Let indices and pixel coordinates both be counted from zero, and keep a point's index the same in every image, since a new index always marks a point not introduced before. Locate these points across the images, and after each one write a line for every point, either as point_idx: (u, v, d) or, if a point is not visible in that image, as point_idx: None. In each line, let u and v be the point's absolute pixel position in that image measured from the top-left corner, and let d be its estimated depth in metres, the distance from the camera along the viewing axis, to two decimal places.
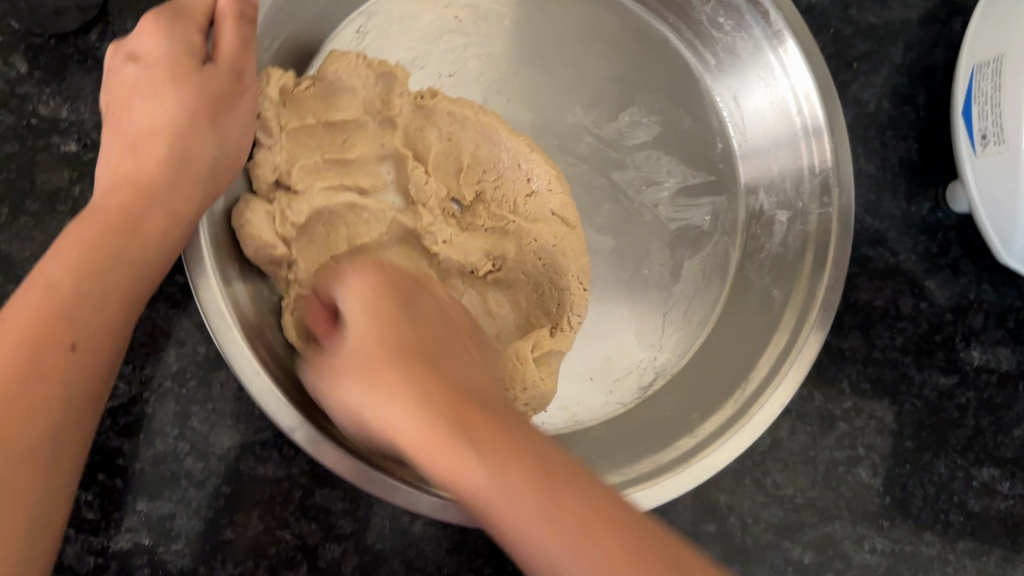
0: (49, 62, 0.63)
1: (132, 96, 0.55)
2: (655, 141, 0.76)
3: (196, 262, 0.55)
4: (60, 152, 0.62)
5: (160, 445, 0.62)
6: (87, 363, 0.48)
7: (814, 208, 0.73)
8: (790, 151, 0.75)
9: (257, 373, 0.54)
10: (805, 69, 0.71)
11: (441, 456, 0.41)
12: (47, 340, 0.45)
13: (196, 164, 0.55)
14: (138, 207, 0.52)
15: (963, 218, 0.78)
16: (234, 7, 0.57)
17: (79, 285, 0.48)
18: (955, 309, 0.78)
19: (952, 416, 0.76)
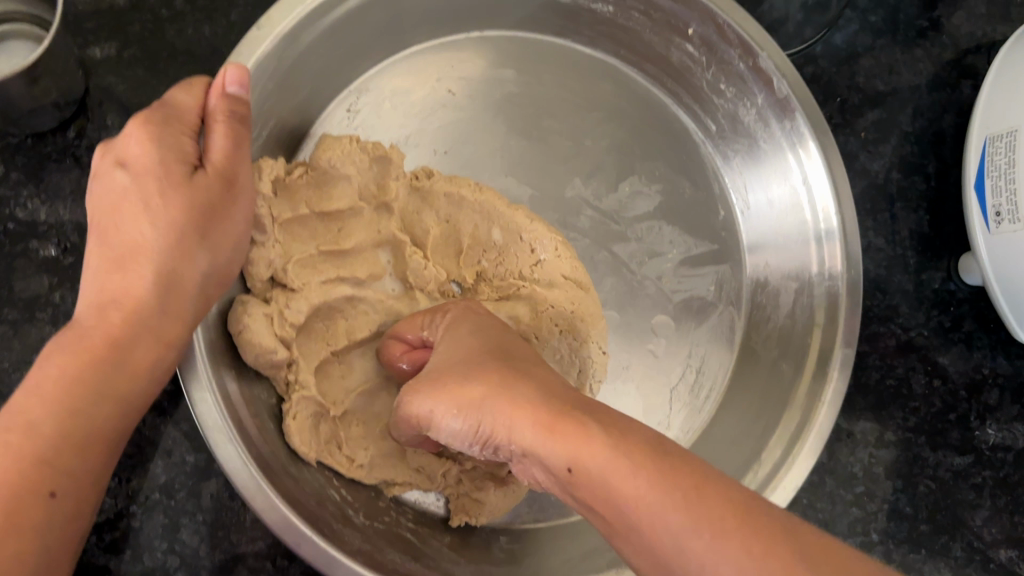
0: (26, 162, 0.60)
1: (122, 209, 0.48)
2: (657, 211, 0.74)
3: (194, 379, 0.50)
4: (39, 257, 0.60)
5: (149, 561, 0.60)
6: (67, 516, 0.42)
7: (820, 285, 0.69)
8: (798, 232, 0.72)
9: (258, 488, 0.49)
10: (818, 156, 0.68)
11: (529, 424, 0.41)
12: (22, 498, 0.40)
13: (185, 285, 0.48)
14: (125, 334, 0.46)
15: (975, 290, 0.76)
16: (229, 105, 0.50)
17: (71, 426, 0.43)
18: (969, 385, 0.75)
19: (968, 497, 0.74)
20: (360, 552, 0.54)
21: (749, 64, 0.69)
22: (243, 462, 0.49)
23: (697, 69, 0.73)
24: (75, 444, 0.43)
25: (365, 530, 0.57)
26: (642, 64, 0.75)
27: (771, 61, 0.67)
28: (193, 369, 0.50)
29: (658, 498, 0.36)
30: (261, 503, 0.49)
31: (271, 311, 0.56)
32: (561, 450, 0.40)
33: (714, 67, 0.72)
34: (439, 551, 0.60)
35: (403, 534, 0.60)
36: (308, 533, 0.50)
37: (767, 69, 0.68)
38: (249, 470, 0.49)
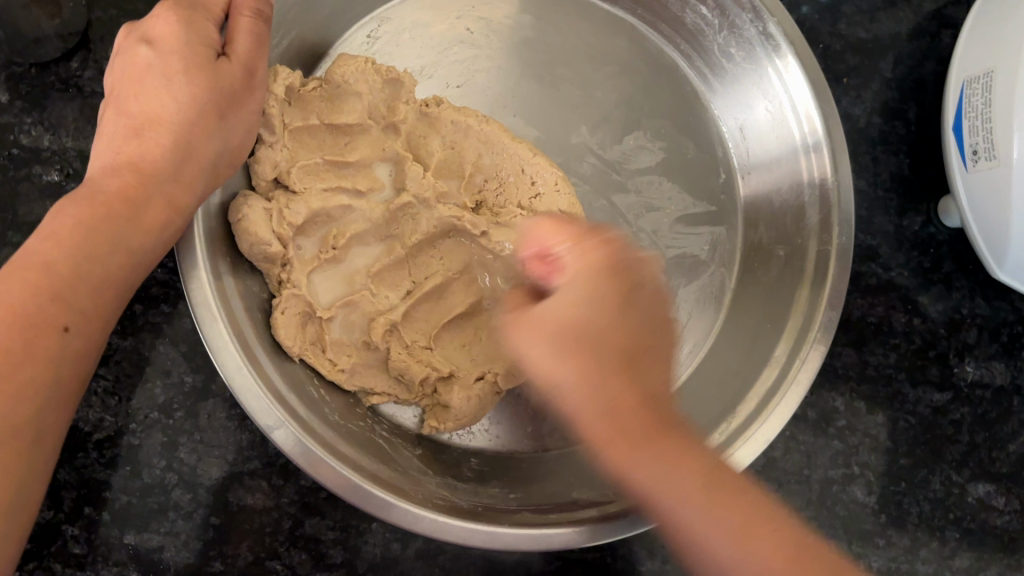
0: (30, 91, 0.62)
1: (145, 80, 0.54)
2: (657, 167, 0.74)
3: (190, 259, 0.56)
4: (42, 182, 0.61)
5: (148, 477, 0.62)
6: (76, 346, 0.48)
7: (813, 244, 0.68)
8: (793, 184, 0.71)
9: (236, 364, 0.54)
10: (804, 83, 0.68)
11: (710, 509, 0.44)
12: (41, 327, 0.46)
13: (196, 156, 0.54)
14: (145, 193, 0.52)
15: (954, 232, 0.78)
16: (252, 5, 0.57)
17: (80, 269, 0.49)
18: (949, 324, 0.77)
19: (947, 432, 0.76)
20: (328, 443, 0.57)
21: (758, 29, 0.69)
22: (223, 334, 0.54)
23: (709, 31, 0.73)
24: (90, 284, 0.49)
25: (340, 429, 0.61)
26: (656, 22, 0.76)
27: (763, 0, 0.67)
28: (191, 252, 0.56)
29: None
30: (233, 375, 0.54)
31: (271, 206, 0.62)
32: (678, 490, 0.44)
33: (725, 31, 0.72)
34: (407, 459, 0.64)
35: (376, 441, 0.64)
36: (278, 418, 0.54)
37: (774, 35, 0.68)
38: (229, 344, 0.54)
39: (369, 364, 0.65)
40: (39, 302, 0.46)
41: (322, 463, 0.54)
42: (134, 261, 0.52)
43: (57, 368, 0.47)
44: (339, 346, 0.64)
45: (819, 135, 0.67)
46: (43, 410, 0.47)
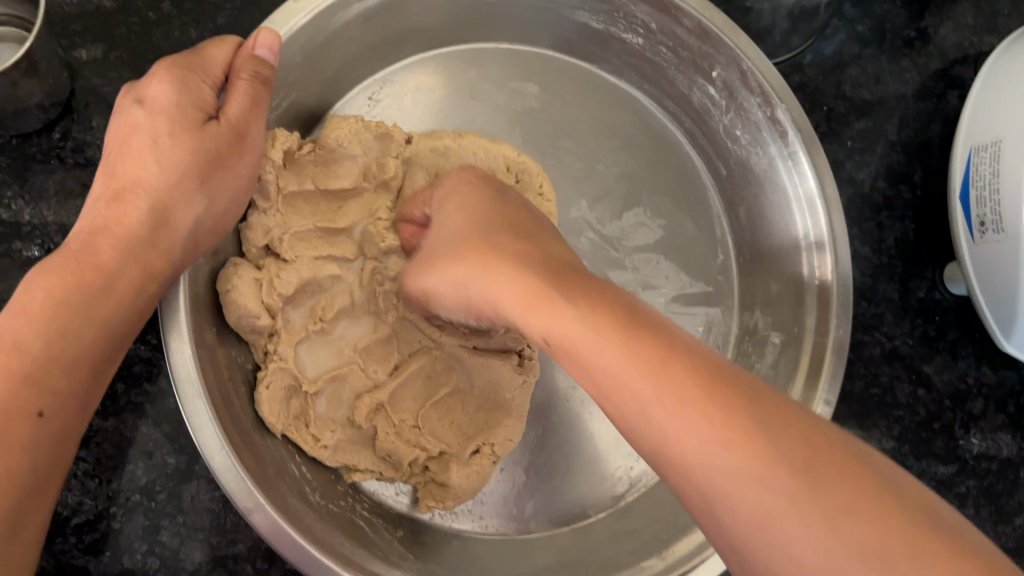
0: (11, 163, 0.60)
1: (133, 141, 0.53)
2: (654, 245, 0.73)
3: (174, 329, 0.54)
4: (22, 258, 0.60)
5: (128, 561, 0.60)
6: (53, 431, 0.47)
7: (809, 336, 0.65)
8: (791, 271, 0.69)
9: (217, 446, 0.52)
10: (809, 172, 0.65)
11: (711, 419, 0.35)
12: (15, 412, 0.44)
13: (176, 222, 0.54)
14: (120, 260, 0.51)
15: (960, 299, 0.76)
16: (252, 66, 0.56)
17: (55, 347, 0.47)
18: (954, 394, 0.75)
19: (952, 506, 0.74)
20: (309, 530, 0.56)
21: (765, 113, 0.67)
22: (204, 412, 0.52)
23: (716, 112, 0.72)
24: (66, 364, 0.47)
25: (321, 510, 0.59)
26: (663, 98, 0.75)
27: (771, 84, 0.64)
28: (174, 321, 0.54)
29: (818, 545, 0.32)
30: (214, 456, 0.52)
31: (260, 276, 0.60)
32: (693, 438, 0.35)
33: (732, 112, 0.70)
34: (388, 542, 0.61)
35: (356, 519, 0.62)
36: (260, 503, 0.53)
37: (782, 120, 0.66)
38: (211, 423, 0.52)
39: (353, 441, 0.63)
40: (13, 387, 0.45)
41: (303, 550, 0.53)
42: (112, 336, 0.50)
43: (31, 454, 0.45)
44: (323, 422, 0.62)
45: (821, 226, 0.65)
46: (19, 499, 0.45)
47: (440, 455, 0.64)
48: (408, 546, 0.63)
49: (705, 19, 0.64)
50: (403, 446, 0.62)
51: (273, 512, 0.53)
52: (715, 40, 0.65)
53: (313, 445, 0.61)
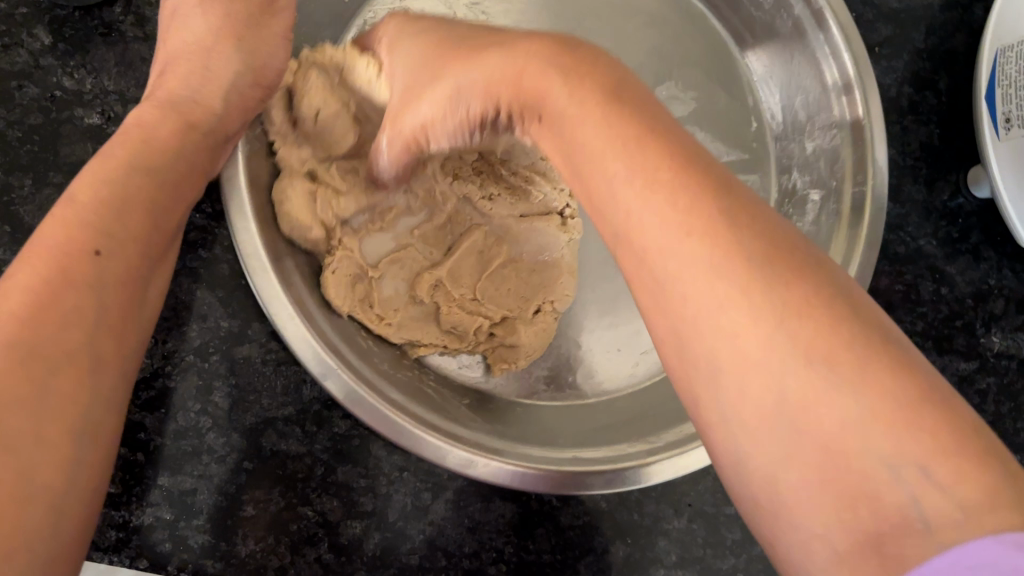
0: (73, 34, 0.62)
1: (171, 24, 0.59)
2: (690, 117, 0.78)
3: (237, 207, 0.56)
4: (84, 125, 0.62)
5: (182, 419, 0.62)
6: (115, 274, 0.43)
7: (848, 187, 0.68)
8: (826, 129, 0.72)
9: (291, 318, 0.55)
10: (836, 33, 0.67)
11: (669, 192, 0.37)
12: (71, 249, 0.42)
13: (218, 77, 0.58)
14: (158, 116, 0.53)
15: (983, 203, 0.78)
16: None
17: (103, 193, 0.45)
18: (976, 294, 0.78)
19: (972, 401, 0.76)
20: (381, 390, 0.57)
21: None
22: (274, 285, 0.55)
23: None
24: (117, 208, 0.45)
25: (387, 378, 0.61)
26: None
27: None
28: (237, 199, 0.56)
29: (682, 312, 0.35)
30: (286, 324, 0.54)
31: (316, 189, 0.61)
32: (654, 214, 0.36)
33: None
34: (457, 408, 0.64)
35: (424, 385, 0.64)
36: (333, 366, 0.54)
37: None
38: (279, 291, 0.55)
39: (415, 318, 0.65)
40: (63, 228, 0.42)
41: (376, 410, 0.55)
42: (164, 187, 0.49)
43: (96, 289, 0.42)
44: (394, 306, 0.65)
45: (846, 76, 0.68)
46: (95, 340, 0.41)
47: (504, 319, 0.68)
48: (477, 411, 0.65)
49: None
50: (466, 316, 0.66)
51: (344, 374, 0.55)
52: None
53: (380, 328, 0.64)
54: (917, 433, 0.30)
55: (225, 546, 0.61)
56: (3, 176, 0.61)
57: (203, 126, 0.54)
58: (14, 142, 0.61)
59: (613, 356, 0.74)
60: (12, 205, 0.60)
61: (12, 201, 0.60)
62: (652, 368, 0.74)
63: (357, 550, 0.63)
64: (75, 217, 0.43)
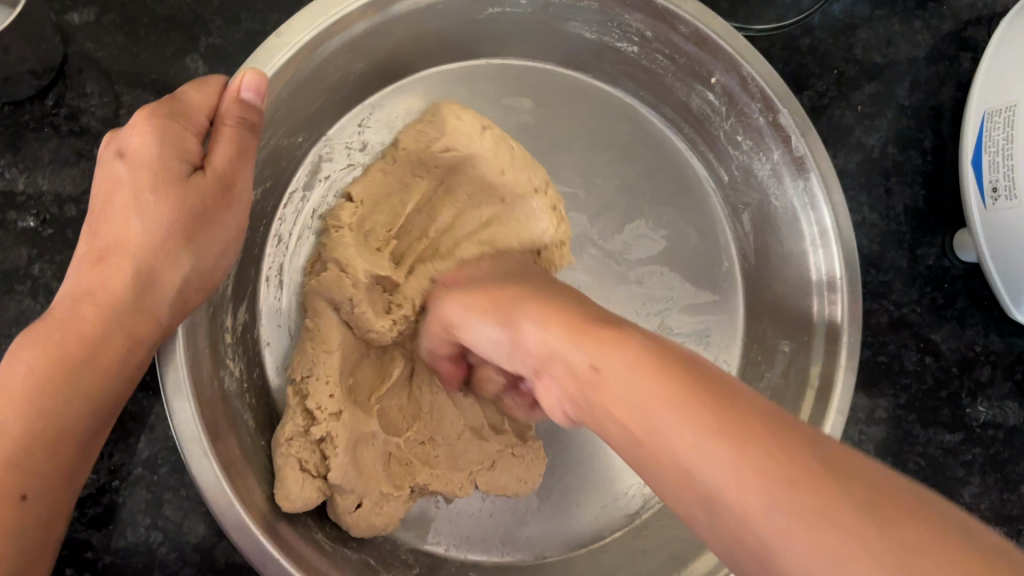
0: (3, 130, 0.59)
1: (116, 200, 0.53)
2: (660, 257, 0.72)
3: (174, 386, 0.52)
4: (17, 227, 0.58)
5: (131, 536, 0.59)
6: (39, 508, 0.47)
7: (819, 351, 0.64)
8: (800, 291, 0.67)
9: (243, 521, 0.52)
10: (825, 205, 0.63)
11: (680, 401, 0.34)
12: (4, 500, 0.45)
13: (163, 284, 0.54)
14: (105, 326, 0.51)
15: (970, 266, 0.75)
16: (237, 111, 0.55)
17: (40, 425, 0.47)
18: (962, 362, 0.75)
19: (957, 475, 0.74)
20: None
21: (767, 119, 0.65)
22: (212, 471, 0.51)
23: (716, 117, 0.70)
24: (50, 440, 0.47)
25: (333, 558, 0.58)
26: (659, 104, 0.74)
27: (791, 117, 0.63)
28: (175, 374, 0.53)
29: (672, 416, 0.34)
30: (226, 513, 0.52)
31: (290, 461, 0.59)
32: (587, 351, 0.40)
33: (733, 118, 0.69)
34: None
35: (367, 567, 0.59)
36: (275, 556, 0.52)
37: (784, 126, 0.64)
38: (219, 481, 0.52)
39: (380, 473, 0.61)
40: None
41: None
42: (101, 397, 0.51)
43: (21, 537, 0.46)
44: (362, 476, 0.60)
45: (833, 265, 0.63)
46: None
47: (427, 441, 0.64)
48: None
49: (702, 24, 0.62)
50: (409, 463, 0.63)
51: (285, 562, 0.53)
52: (714, 46, 0.64)
53: (322, 487, 0.59)
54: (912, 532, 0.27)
55: None
56: None
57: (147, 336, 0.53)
58: None
59: (571, 512, 0.69)
60: None
61: None
62: (610, 529, 0.69)
63: None
64: (11, 459, 0.45)
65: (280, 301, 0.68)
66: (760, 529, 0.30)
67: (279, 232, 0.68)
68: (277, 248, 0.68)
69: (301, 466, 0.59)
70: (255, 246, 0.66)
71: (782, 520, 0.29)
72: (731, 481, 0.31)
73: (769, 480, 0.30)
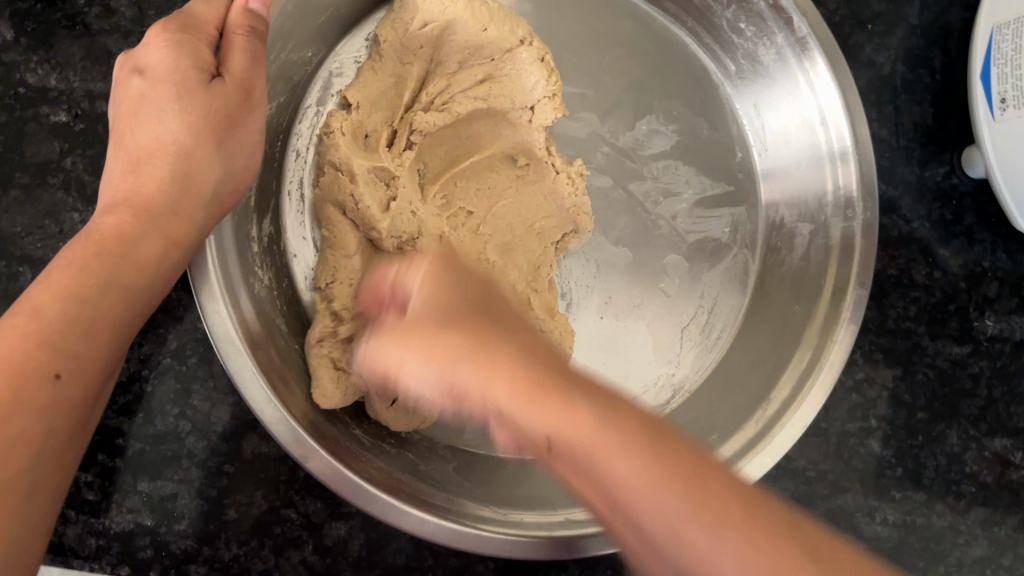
0: (36, 28, 0.60)
1: (141, 111, 0.53)
2: (673, 150, 0.74)
3: (207, 291, 0.53)
4: (50, 122, 0.60)
5: (161, 424, 0.61)
6: (68, 395, 0.45)
7: (837, 223, 0.69)
8: (814, 170, 0.72)
9: (284, 419, 0.52)
10: (830, 80, 0.68)
11: (506, 381, 0.42)
12: (31, 374, 0.43)
13: (195, 187, 0.53)
14: (137, 227, 0.50)
15: (978, 183, 0.77)
16: (246, 21, 0.55)
17: (71, 310, 0.46)
18: (969, 277, 0.76)
19: (965, 386, 0.75)
20: (367, 471, 0.56)
21: (768, 3, 0.68)
22: (248, 370, 0.52)
23: (718, 8, 0.72)
24: (87, 325, 0.46)
25: (373, 451, 0.59)
26: (662, 1, 0.75)
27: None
28: (206, 278, 0.54)
29: (585, 419, 0.39)
30: (264, 410, 0.52)
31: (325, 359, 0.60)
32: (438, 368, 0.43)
33: (734, 6, 0.71)
34: (443, 473, 0.62)
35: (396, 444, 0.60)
36: (312, 448, 0.52)
37: (785, 7, 0.67)
38: (256, 380, 0.52)
39: None
40: (26, 348, 0.43)
41: (364, 491, 0.53)
42: (132, 297, 0.50)
43: (47, 419, 0.44)
44: None
45: (845, 139, 0.68)
46: (35, 467, 0.44)
47: None
48: (465, 474, 0.64)
49: None
50: None
51: (326, 456, 0.52)
52: None
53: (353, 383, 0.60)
54: (768, 533, 0.35)
55: (207, 551, 0.61)
56: None
57: (185, 240, 0.53)
58: None
59: None
60: None
61: None
62: None
63: (340, 552, 0.63)
64: (39, 336, 0.44)
65: (302, 215, 0.69)
66: (643, 509, 0.36)
67: (296, 146, 0.69)
68: (295, 163, 0.69)
69: (333, 363, 0.60)
70: (275, 161, 0.67)
71: (694, 512, 0.35)
72: (631, 483, 0.37)
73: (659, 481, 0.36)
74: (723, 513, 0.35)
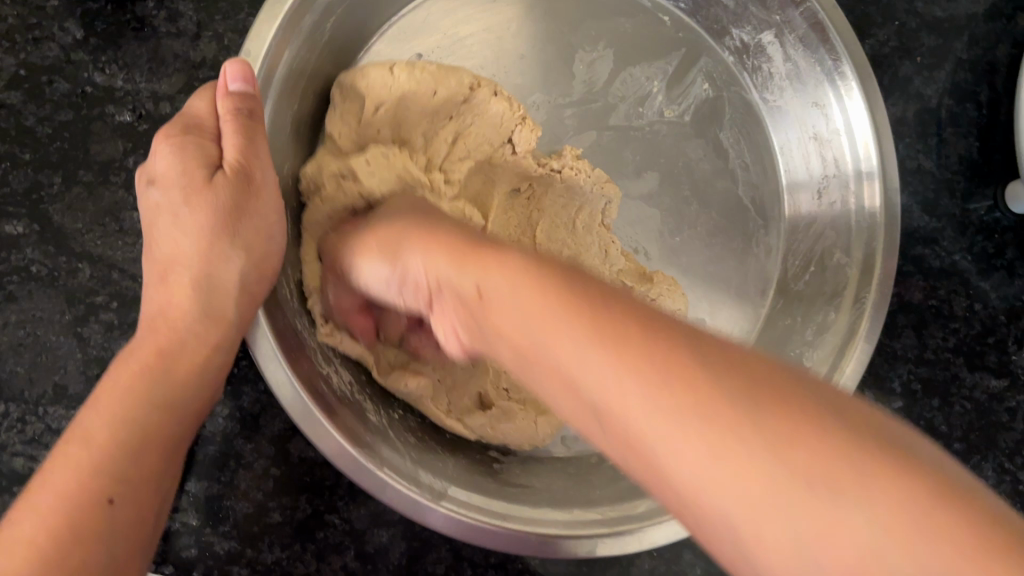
0: (106, 29, 0.61)
1: (157, 222, 0.53)
2: (701, 140, 0.77)
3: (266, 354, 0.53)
4: (114, 122, 0.61)
5: (209, 424, 0.61)
6: (126, 519, 0.43)
7: (863, 233, 0.71)
8: (840, 175, 0.74)
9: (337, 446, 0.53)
10: (860, 97, 0.69)
11: (633, 372, 0.32)
12: (92, 493, 0.42)
13: (216, 285, 0.52)
14: (165, 350, 0.50)
15: (1021, 218, 0.77)
16: (231, 104, 0.52)
17: (119, 434, 0.45)
18: (1009, 311, 0.77)
19: (1001, 420, 0.75)
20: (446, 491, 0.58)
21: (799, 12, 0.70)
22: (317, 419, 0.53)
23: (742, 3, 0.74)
24: (128, 451, 0.45)
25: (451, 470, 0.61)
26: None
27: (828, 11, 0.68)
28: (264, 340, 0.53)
29: (673, 434, 0.31)
30: (325, 445, 0.53)
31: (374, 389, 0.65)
32: (524, 324, 0.38)
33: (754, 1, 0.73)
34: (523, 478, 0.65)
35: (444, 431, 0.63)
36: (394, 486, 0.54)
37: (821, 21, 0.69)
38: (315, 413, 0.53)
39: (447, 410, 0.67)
40: (92, 472, 0.43)
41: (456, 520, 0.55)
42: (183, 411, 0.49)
43: (106, 536, 0.42)
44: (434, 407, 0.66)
45: (872, 160, 0.70)
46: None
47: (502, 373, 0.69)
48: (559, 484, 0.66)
49: None
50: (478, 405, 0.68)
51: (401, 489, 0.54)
52: None
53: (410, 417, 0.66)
54: (888, 489, 0.28)
55: (250, 553, 0.61)
56: (33, 173, 0.60)
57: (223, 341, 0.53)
58: (45, 139, 0.60)
59: None
60: (41, 202, 0.60)
61: (41, 199, 0.60)
62: None
63: (382, 560, 0.63)
64: (105, 454, 0.44)
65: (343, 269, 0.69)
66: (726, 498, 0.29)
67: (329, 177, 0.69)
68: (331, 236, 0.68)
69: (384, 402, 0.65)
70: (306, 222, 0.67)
71: (792, 475, 0.29)
72: (730, 497, 0.30)
73: (807, 496, 0.28)
74: (850, 479, 0.28)
